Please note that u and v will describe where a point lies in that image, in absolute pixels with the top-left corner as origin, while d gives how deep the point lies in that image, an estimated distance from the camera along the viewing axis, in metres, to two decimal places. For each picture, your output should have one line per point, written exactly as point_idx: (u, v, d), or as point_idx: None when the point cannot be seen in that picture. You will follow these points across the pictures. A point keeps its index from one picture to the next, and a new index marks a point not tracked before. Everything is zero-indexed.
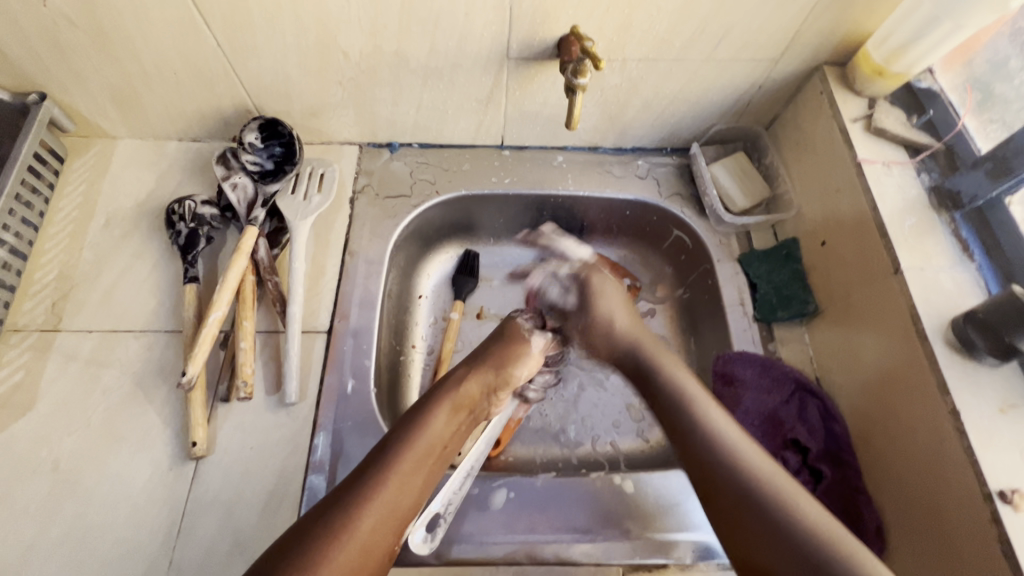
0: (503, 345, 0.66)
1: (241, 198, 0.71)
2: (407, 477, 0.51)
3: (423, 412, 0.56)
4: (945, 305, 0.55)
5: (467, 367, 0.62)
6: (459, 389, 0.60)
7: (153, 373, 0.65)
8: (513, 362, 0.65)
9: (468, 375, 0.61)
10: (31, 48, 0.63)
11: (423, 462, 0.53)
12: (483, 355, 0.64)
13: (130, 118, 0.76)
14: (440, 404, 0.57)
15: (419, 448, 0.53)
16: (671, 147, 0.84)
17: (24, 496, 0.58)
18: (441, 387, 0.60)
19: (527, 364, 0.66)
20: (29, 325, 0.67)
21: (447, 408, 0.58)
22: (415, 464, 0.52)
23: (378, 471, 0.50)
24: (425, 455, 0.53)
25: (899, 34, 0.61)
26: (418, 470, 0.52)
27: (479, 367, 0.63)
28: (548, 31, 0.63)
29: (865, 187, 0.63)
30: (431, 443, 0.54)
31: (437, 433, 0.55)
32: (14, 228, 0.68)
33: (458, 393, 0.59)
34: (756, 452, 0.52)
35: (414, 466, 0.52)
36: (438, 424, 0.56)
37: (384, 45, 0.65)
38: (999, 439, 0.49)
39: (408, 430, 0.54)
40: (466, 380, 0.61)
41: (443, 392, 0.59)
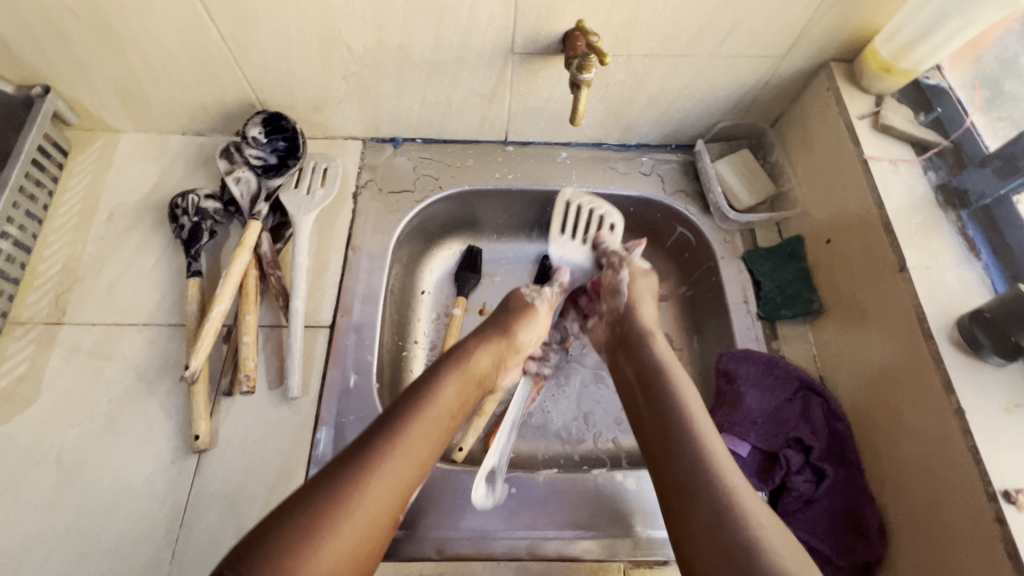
0: (510, 313, 0.68)
1: (245, 192, 0.71)
2: (418, 444, 0.51)
3: (435, 380, 0.57)
4: (951, 304, 0.55)
5: (481, 337, 0.64)
6: (470, 359, 0.61)
7: (156, 366, 0.65)
8: (520, 329, 0.67)
9: (480, 345, 0.63)
10: (35, 41, 0.63)
11: (434, 428, 0.53)
12: (490, 326, 0.66)
13: (133, 112, 0.76)
14: (452, 375, 0.58)
15: (429, 417, 0.53)
16: (676, 144, 0.83)
17: (28, 488, 0.59)
18: (454, 357, 0.61)
19: (530, 330, 0.68)
20: (33, 317, 0.67)
21: (459, 378, 0.59)
22: (426, 428, 0.53)
23: (388, 437, 0.50)
24: (436, 424, 0.54)
25: (907, 31, 0.61)
26: (428, 435, 0.52)
27: (493, 339, 0.64)
28: (554, 26, 0.63)
29: (871, 185, 0.62)
30: (442, 410, 0.55)
31: (447, 400, 0.56)
32: (18, 221, 0.68)
33: (469, 364, 0.60)
34: (716, 454, 0.52)
35: (425, 432, 0.52)
36: (449, 393, 0.56)
37: (388, 40, 0.65)
38: (1005, 439, 0.48)
39: (420, 395, 0.55)
40: (480, 352, 0.62)
41: (454, 364, 0.60)
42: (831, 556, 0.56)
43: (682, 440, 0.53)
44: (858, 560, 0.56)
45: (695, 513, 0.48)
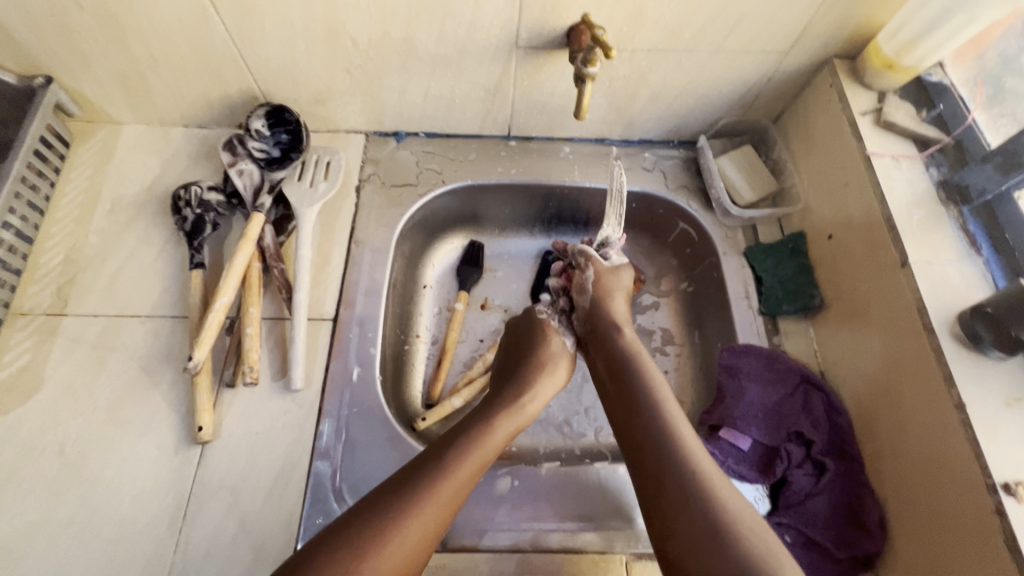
0: (547, 355, 0.67)
1: (248, 184, 0.71)
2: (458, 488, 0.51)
3: (483, 424, 0.57)
4: (953, 299, 0.55)
5: (529, 381, 0.64)
6: (513, 407, 0.60)
7: (158, 358, 0.65)
8: (563, 367, 0.67)
9: (525, 390, 0.63)
10: (38, 31, 0.63)
11: (476, 472, 0.53)
12: (533, 368, 0.65)
13: (136, 103, 0.75)
14: (499, 422, 0.58)
15: (479, 453, 0.54)
16: (678, 140, 0.84)
17: (30, 479, 0.59)
18: (503, 402, 0.61)
19: (566, 375, 0.67)
20: (35, 308, 0.67)
21: (503, 421, 0.58)
22: (471, 477, 0.52)
23: (439, 471, 0.51)
24: (478, 470, 0.53)
25: (910, 28, 0.61)
26: (468, 482, 0.52)
27: (536, 384, 0.64)
28: (558, 20, 0.63)
29: (873, 180, 0.63)
30: (485, 454, 0.54)
31: (492, 445, 0.55)
32: (19, 212, 0.68)
33: (511, 411, 0.60)
34: (690, 445, 0.52)
35: (475, 467, 0.53)
36: (495, 439, 0.56)
37: (393, 32, 0.64)
38: (1005, 432, 0.49)
39: (468, 437, 0.55)
40: (526, 397, 0.62)
41: (506, 403, 0.60)
42: (831, 549, 0.57)
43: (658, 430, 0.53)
44: (858, 553, 0.56)
45: (672, 505, 0.48)
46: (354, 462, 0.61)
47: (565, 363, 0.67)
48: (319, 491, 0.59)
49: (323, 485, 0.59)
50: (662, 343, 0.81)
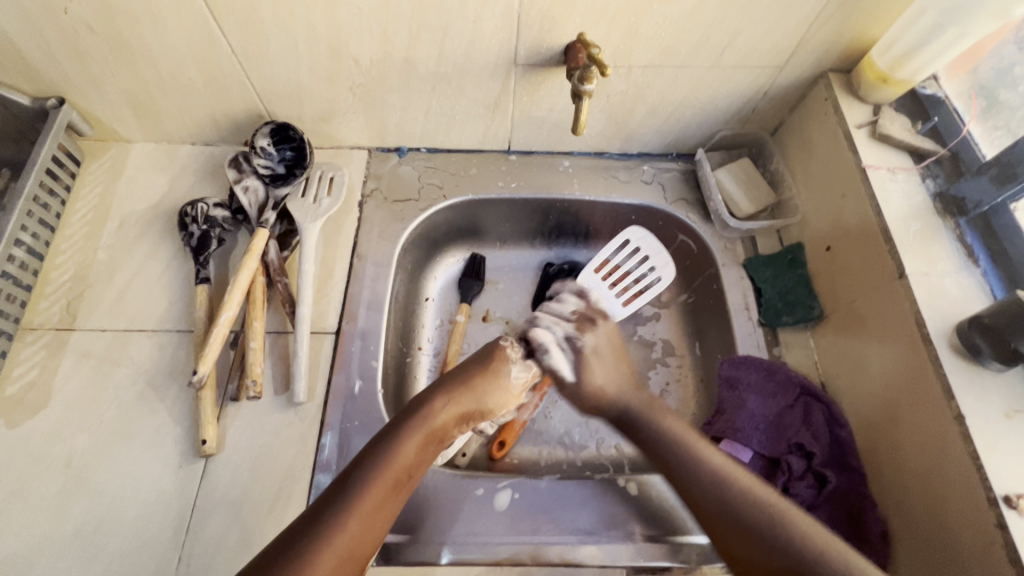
0: (484, 370, 0.61)
1: (253, 201, 0.73)
2: (367, 514, 0.49)
3: (391, 439, 0.53)
4: (950, 311, 0.56)
5: (443, 391, 0.58)
6: (429, 419, 0.56)
7: (164, 372, 0.66)
8: (492, 391, 0.61)
9: (451, 400, 0.58)
10: (53, 55, 0.65)
11: (392, 490, 0.51)
12: (455, 377, 0.60)
13: (145, 122, 0.77)
14: (409, 435, 0.54)
15: (384, 483, 0.51)
16: (676, 153, 0.85)
17: (38, 492, 0.59)
18: (411, 411, 0.57)
19: (505, 395, 0.62)
20: (44, 323, 0.68)
21: (418, 435, 0.55)
22: (384, 497, 0.50)
23: (342, 508, 0.48)
24: (393, 485, 0.51)
25: (903, 42, 0.62)
26: (385, 505, 0.50)
27: (461, 399, 0.59)
28: (556, 38, 0.64)
29: (869, 193, 0.63)
30: (398, 473, 0.52)
31: (402, 461, 0.52)
32: (31, 229, 0.69)
33: (426, 423, 0.55)
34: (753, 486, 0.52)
35: (376, 501, 0.50)
36: (405, 455, 0.53)
37: (394, 52, 0.66)
38: (1005, 445, 0.49)
39: (377, 457, 0.52)
40: (442, 407, 0.57)
41: (414, 420, 0.56)
42: None
43: (734, 504, 0.51)
44: None
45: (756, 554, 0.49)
46: None
47: (519, 388, 0.63)
48: None
49: None
50: (662, 354, 0.81)
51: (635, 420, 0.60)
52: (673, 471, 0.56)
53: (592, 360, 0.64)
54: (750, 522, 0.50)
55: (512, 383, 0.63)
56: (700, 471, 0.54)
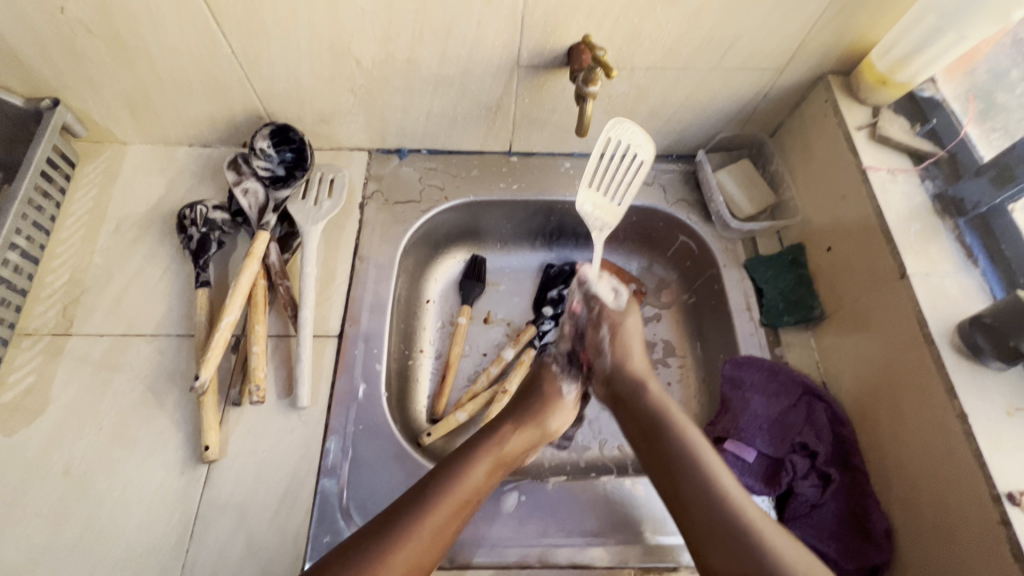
0: (545, 399, 0.64)
1: (253, 203, 0.72)
2: (439, 529, 0.50)
3: (465, 461, 0.55)
4: (952, 310, 0.56)
5: (518, 417, 0.61)
6: (503, 441, 0.58)
7: (163, 378, 0.65)
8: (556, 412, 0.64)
9: (521, 426, 0.60)
10: (48, 56, 0.64)
11: (459, 513, 0.51)
12: (523, 406, 0.63)
13: (141, 123, 0.76)
14: (482, 458, 0.56)
15: (455, 500, 0.51)
16: (677, 154, 0.85)
17: (36, 500, 0.58)
18: (487, 435, 0.58)
19: (563, 415, 0.65)
20: (40, 328, 0.67)
21: (489, 459, 0.56)
22: (451, 516, 0.51)
23: (409, 522, 0.49)
24: (462, 506, 0.52)
25: (903, 44, 0.63)
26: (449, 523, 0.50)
27: (528, 424, 0.61)
28: (559, 40, 0.64)
29: (870, 194, 0.64)
30: (467, 495, 0.52)
31: (473, 484, 0.53)
32: (26, 233, 0.68)
33: (499, 447, 0.57)
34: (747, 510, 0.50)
35: (446, 518, 0.50)
36: (476, 477, 0.54)
37: (397, 54, 0.66)
38: (1007, 442, 0.50)
39: (449, 476, 0.53)
40: (514, 432, 0.59)
41: (487, 443, 0.57)
42: (838, 561, 0.57)
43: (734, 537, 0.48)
44: (865, 564, 0.56)
45: None
46: (362, 480, 0.61)
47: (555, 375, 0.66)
48: (326, 509, 0.59)
49: (330, 503, 0.59)
50: (664, 354, 0.82)
51: (658, 426, 0.58)
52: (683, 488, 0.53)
53: (626, 337, 0.65)
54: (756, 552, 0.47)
55: (566, 411, 0.65)
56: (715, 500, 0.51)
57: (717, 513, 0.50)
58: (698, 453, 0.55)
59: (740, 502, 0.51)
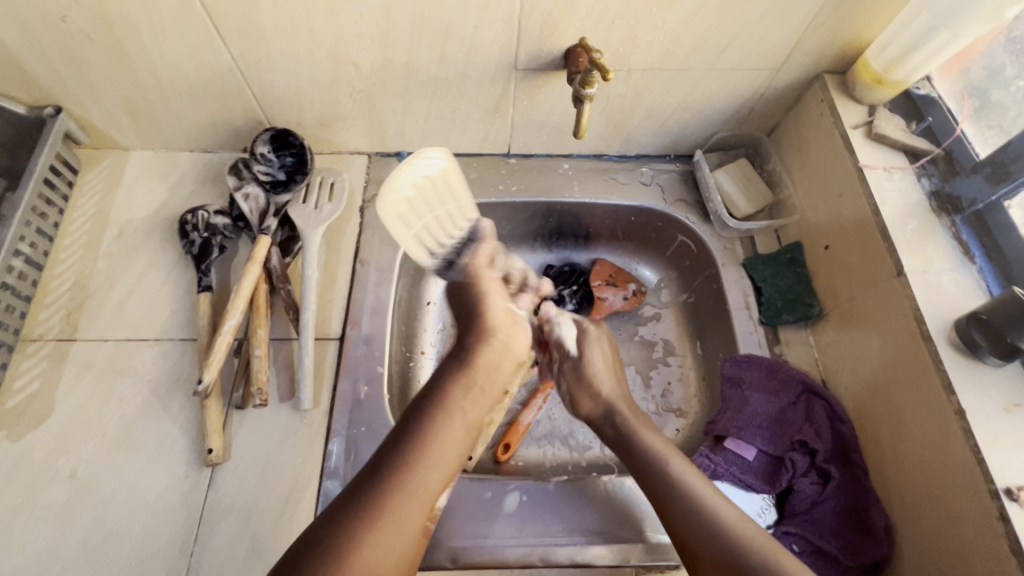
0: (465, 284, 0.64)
1: (253, 208, 0.72)
2: (412, 495, 0.49)
3: (421, 423, 0.54)
4: (949, 307, 0.57)
5: (476, 332, 0.62)
6: (449, 393, 0.57)
7: (167, 382, 0.66)
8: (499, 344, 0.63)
9: (486, 340, 0.62)
10: (50, 64, 0.65)
11: (457, 429, 0.55)
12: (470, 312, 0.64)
13: (143, 130, 0.77)
14: (434, 415, 0.55)
15: (418, 462, 0.51)
16: (674, 154, 0.85)
17: (43, 504, 0.59)
18: (431, 392, 0.57)
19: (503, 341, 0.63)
20: (45, 334, 0.68)
21: (465, 377, 0.58)
22: (449, 434, 0.54)
23: (376, 494, 0.48)
24: (432, 467, 0.52)
25: (898, 43, 0.63)
26: (448, 439, 0.54)
27: (489, 339, 0.62)
28: (556, 43, 0.65)
29: (866, 192, 0.64)
30: (431, 454, 0.52)
31: (436, 444, 0.53)
32: (30, 239, 0.69)
33: (447, 399, 0.56)
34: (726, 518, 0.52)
35: (418, 484, 0.50)
36: (437, 435, 0.53)
37: (395, 58, 0.66)
38: (1004, 438, 0.50)
39: (406, 442, 0.52)
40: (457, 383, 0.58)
41: (435, 398, 0.56)
42: (839, 557, 0.57)
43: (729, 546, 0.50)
44: (865, 560, 0.57)
45: None
46: None
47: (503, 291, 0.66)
48: None
49: None
50: (663, 354, 0.82)
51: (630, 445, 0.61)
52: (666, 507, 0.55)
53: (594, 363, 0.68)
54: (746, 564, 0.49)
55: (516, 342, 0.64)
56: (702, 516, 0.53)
57: (700, 524, 0.52)
58: (677, 474, 0.56)
59: (717, 510, 0.53)
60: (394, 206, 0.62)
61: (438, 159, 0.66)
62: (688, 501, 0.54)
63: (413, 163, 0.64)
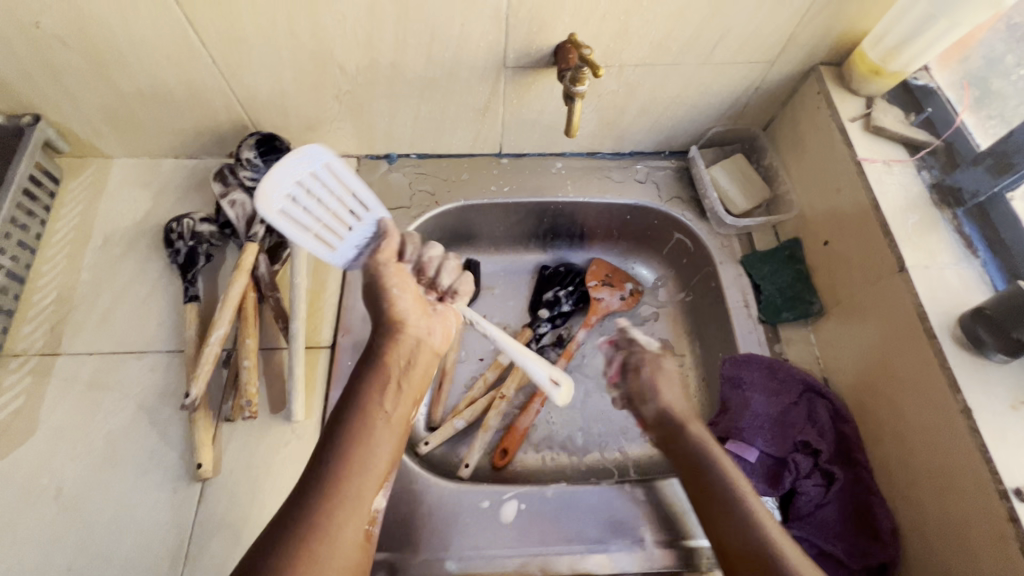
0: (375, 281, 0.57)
1: (240, 215, 0.70)
2: (352, 508, 0.46)
3: (345, 422, 0.50)
4: (953, 303, 0.55)
5: (386, 327, 0.56)
6: (373, 387, 0.52)
7: (155, 395, 0.64)
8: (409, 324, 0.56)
9: (395, 331, 0.56)
10: (26, 72, 0.63)
11: (386, 433, 0.51)
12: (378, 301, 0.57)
13: (125, 137, 0.75)
14: (364, 412, 0.51)
15: (353, 463, 0.48)
16: (669, 151, 0.84)
17: (29, 524, 0.57)
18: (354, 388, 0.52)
19: (425, 322, 0.58)
20: (28, 349, 0.66)
21: (379, 376, 0.53)
22: (372, 440, 0.50)
23: (314, 505, 0.45)
24: (368, 472, 0.48)
25: (895, 34, 0.62)
26: (370, 445, 0.49)
27: (401, 330, 0.56)
28: (546, 39, 0.63)
29: (866, 185, 0.63)
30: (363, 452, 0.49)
31: (366, 443, 0.49)
32: (10, 252, 0.67)
33: (374, 392, 0.52)
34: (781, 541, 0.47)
35: (356, 489, 0.47)
36: (368, 435, 0.50)
37: (381, 59, 0.65)
38: (1012, 436, 0.49)
39: (332, 449, 0.48)
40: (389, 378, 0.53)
41: (364, 393, 0.52)
42: (845, 560, 0.56)
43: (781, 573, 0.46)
44: (871, 562, 0.55)
45: None
46: None
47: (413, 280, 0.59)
48: None
49: None
50: None
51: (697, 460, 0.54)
52: (721, 518, 0.51)
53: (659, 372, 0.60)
54: None
55: (433, 322, 0.59)
56: (752, 531, 0.49)
57: (753, 543, 0.48)
58: (734, 485, 0.52)
59: (774, 531, 0.48)
60: (280, 195, 0.53)
61: (327, 157, 0.57)
62: (744, 516, 0.49)
63: (290, 161, 0.54)
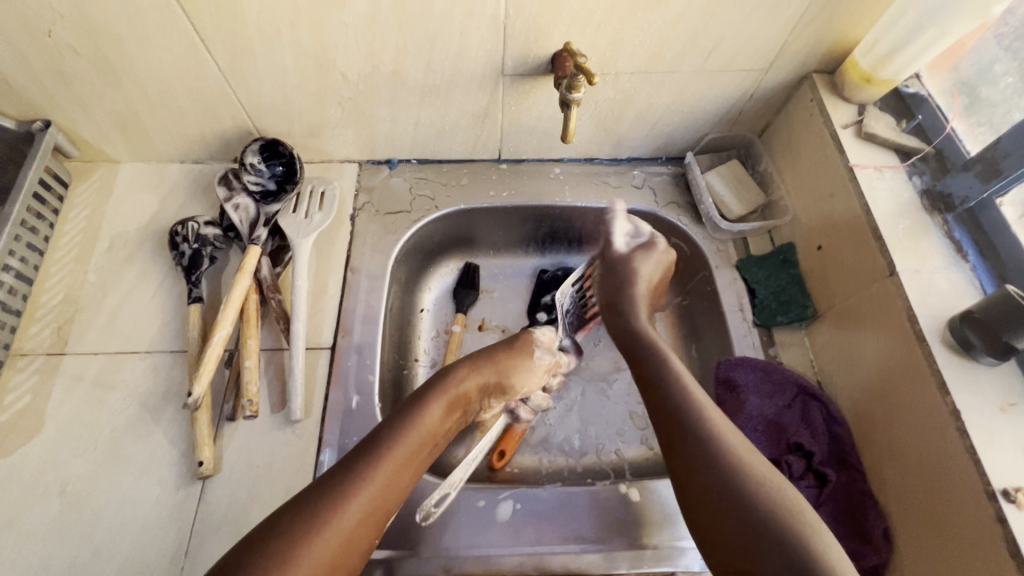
0: (517, 350, 0.67)
1: (244, 218, 0.72)
2: (385, 485, 0.50)
3: (415, 408, 0.57)
4: (942, 307, 0.56)
5: (483, 355, 0.65)
6: (450, 392, 0.60)
7: (158, 394, 0.66)
8: (514, 373, 0.66)
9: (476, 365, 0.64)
10: (37, 79, 0.65)
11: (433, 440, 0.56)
12: (488, 354, 0.65)
13: (133, 142, 0.77)
14: (430, 407, 0.57)
15: (411, 442, 0.54)
16: (666, 157, 0.85)
17: (33, 520, 0.59)
18: (433, 382, 0.60)
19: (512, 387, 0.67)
20: (35, 348, 0.68)
21: (448, 395, 0.60)
22: (422, 445, 0.55)
23: (364, 468, 0.50)
24: (409, 464, 0.53)
25: (884, 42, 0.63)
26: (414, 461, 0.53)
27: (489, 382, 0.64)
28: (543, 48, 0.65)
29: (857, 190, 0.64)
30: (424, 435, 0.55)
31: (427, 428, 0.56)
32: (19, 254, 0.69)
33: (448, 393, 0.60)
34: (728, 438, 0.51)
35: (395, 469, 0.51)
36: (428, 423, 0.56)
37: (382, 66, 0.66)
38: (1001, 438, 0.49)
39: (394, 427, 0.54)
40: (467, 378, 0.62)
41: (437, 389, 0.59)
42: None
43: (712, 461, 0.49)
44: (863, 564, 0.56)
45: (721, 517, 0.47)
46: None
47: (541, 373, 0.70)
48: None
49: None
50: None
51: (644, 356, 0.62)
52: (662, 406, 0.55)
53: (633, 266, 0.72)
54: (727, 482, 0.48)
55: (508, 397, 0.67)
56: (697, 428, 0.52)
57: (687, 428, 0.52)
58: (681, 381, 0.56)
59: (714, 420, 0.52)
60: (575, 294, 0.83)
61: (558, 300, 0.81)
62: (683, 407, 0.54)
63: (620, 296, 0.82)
